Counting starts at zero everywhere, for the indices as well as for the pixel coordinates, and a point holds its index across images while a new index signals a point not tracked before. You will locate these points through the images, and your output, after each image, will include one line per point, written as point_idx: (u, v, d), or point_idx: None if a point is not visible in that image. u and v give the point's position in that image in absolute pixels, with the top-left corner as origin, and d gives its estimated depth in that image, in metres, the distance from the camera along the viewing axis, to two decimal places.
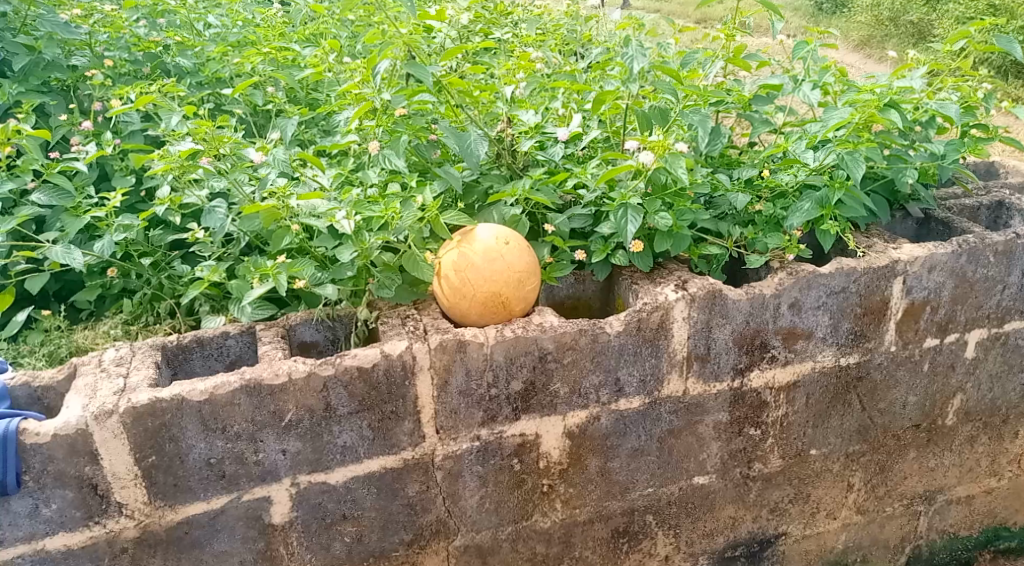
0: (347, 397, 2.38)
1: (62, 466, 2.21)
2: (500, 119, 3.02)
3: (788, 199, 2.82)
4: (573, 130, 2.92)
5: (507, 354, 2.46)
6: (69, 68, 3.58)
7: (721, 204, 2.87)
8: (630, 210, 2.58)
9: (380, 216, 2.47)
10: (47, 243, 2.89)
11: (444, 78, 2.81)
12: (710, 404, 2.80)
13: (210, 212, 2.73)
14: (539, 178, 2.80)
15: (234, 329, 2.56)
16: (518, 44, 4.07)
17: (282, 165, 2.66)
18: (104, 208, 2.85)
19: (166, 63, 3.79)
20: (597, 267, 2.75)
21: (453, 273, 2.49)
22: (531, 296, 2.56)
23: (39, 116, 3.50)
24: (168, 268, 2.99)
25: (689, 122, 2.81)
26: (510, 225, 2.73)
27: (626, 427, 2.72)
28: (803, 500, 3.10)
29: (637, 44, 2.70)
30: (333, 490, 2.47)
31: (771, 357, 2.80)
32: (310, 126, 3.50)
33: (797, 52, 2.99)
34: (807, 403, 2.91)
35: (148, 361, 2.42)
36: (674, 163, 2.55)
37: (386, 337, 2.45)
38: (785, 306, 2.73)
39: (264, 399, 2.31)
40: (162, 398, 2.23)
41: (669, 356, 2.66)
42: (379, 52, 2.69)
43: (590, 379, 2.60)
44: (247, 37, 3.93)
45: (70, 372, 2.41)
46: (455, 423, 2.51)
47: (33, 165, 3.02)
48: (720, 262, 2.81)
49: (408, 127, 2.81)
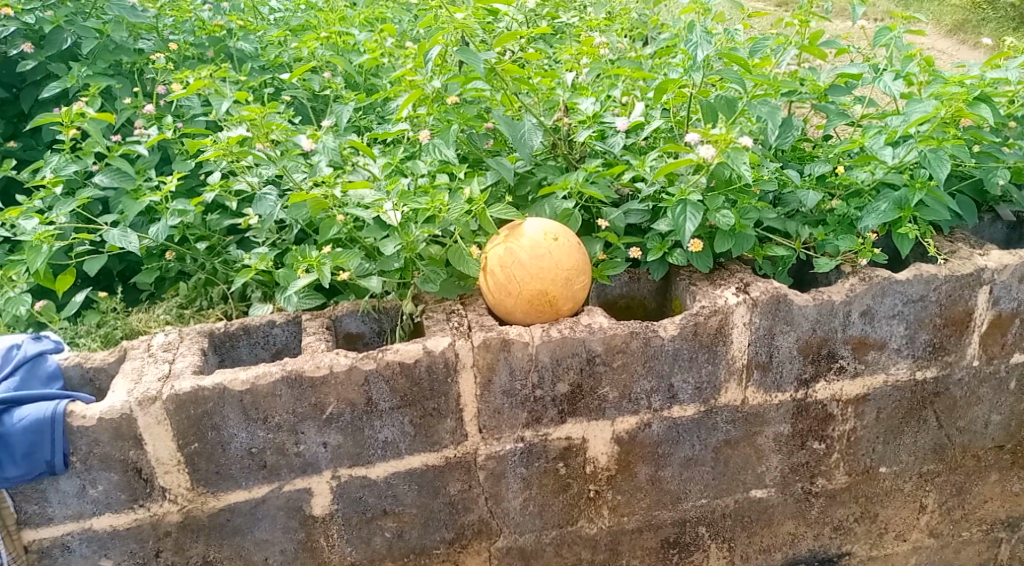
0: (389, 392, 2.32)
1: (107, 450, 2.20)
2: (558, 107, 2.95)
3: (862, 199, 2.63)
4: (634, 120, 2.79)
5: (553, 354, 2.37)
6: (136, 51, 3.63)
7: (790, 202, 2.69)
8: (689, 207, 2.43)
9: (427, 209, 2.40)
10: (106, 225, 2.93)
11: (500, 65, 2.69)
12: (771, 415, 2.65)
13: (261, 199, 2.67)
14: (594, 170, 2.69)
15: (280, 318, 2.53)
16: (584, 30, 3.94)
17: (332, 153, 2.63)
18: (160, 192, 2.87)
19: (229, 47, 3.80)
20: (653, 266, 2.62)
21: (499, 270, 2.41)
22: (580, 294, 2.46)
23: (106, 98, 3.57)
24: (223, 253, 3.00)
25: (756, 113, 2.64)
26: (561, 220, 2.63)
27: (679, 435, 2.60)
28: (870, 520, 2.92)
29: (702, 30, 2.56)
30: (374, 485, 2.42)
31: (839, 367, 2.63)
32: (368, 111, 3.47)
33: (879, 39, 2.79)
34: (877, 417, 2.73)
35: (194, 348, 2.41)
36: (737, 159, 2.37)
37: (430, 332, 2.38)
38: (856, 314, 2.55)
39: (305, 391, 2.26)
40: (204, 386, 2.20)
41: (728, 363, 2.53)
42: (432, 38, 2.62)
43: (642, 384, 2.48)
44: (310, 21, 3.92)
45: (119, 355, 2.42)
46: (498, 423, 2.43)
47: (96, 148, 3.06)
48: (787, 264, 2.62)
49: (459, 115, 2.76)
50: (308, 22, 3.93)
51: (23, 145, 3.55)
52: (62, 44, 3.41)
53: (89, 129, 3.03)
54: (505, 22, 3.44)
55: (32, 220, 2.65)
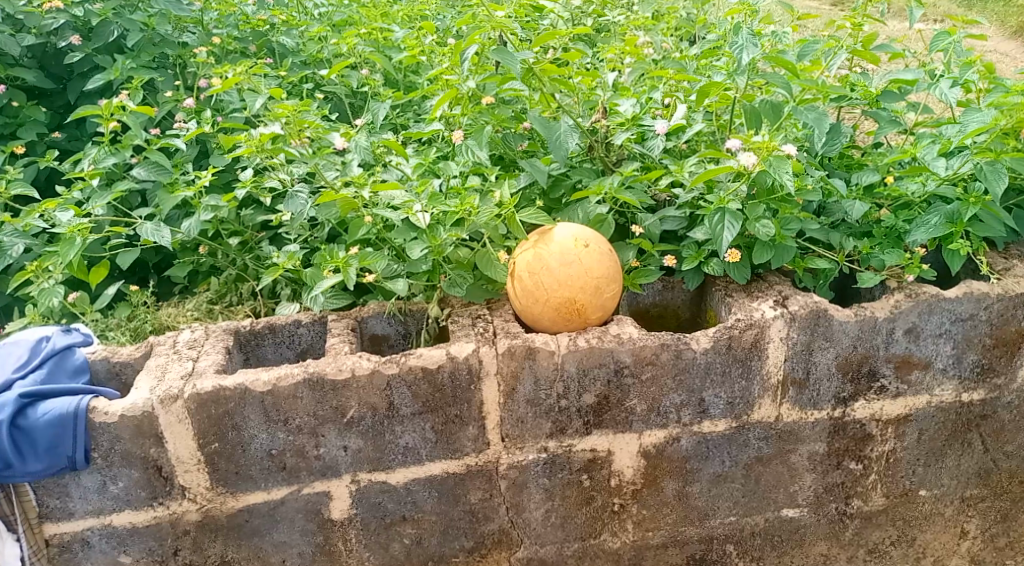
0: (411, 398, 2.28)
1: (128, 446, 2.20)
2: (597, 108, 2.88)
3: (911, 212, 2.51)
4: (674, 123, 2.70)
5: (580, 364, 2.31)
6: (179, 45, 3.65)
7: (834, 212, 2.59)
8: (728, 216, 2.35)
9: (456, 212, 2.35)
10: (141, 219, 2.94)
11: (537, 65, 2.62)
12: (806, 433, 2.55)
13: (292, 196, 2.62)
14: (630, 175, 2.61)
15: (306, 317, 2.51)
16: (628, 28, 3.85)
17: (364, 152, 2.63)
18: (194, 187, 2.86)
19: (271, 42, 3.81)
20: (688, 276, 2.53)
21: (527, 275, 2.33)
22: (610, 304, 2.38)
23: (148, 91, 3.59)
24: (255, 249, 3.00)
25: (803, 120, 2.55)
26: (594, 225, 2.57)
27: (709, 450, 2.52)
28: (907, 544, 2.81)
29: (748, 32, 2.45)
30: (394, 491, 2.40)
31: (880, 387, 2.51)
32: (406, 109, 3.45)
33: (937, 43, 2.66)
34: (919, 439, 2.62)
35: (219, 346, 2.40)
36: (779, 167, 2.27)
37: (455, 337, 2.33)
38: (900, 332, 2.44)
39: (326, 394, 2.23)
40: (226, 386, 2.19)
41: (763, 379, 2.43)
42: (468, 36, 2.55)
43: (671, 398, 2.41)
44: (352, 17, 3.90)
45: (146, 350, 2.43)
46: (521, 432, 2.38)
47: (134, 141, 3.07)
48: (829, 278, 2.51)
49: (493, 116, 2.70)
50: (351, 18, 3.91)
51: (67, 136, 3.58)
52: (109, 36, 3.40)
53: (129, 122, 3.05)
54: (547, 20, 3.37)
55: (67, 213, 2.66)
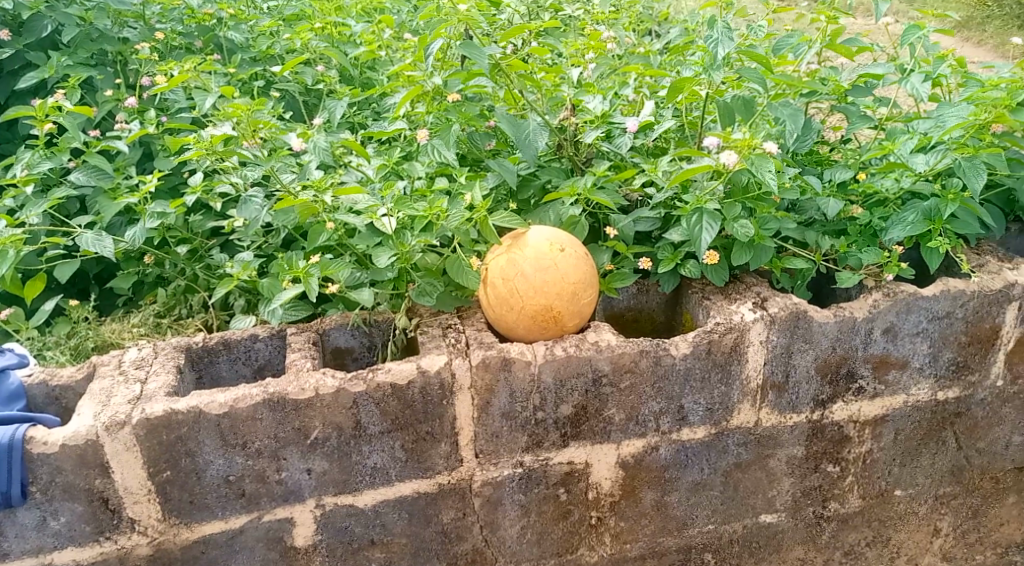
0: (379, 416, 2.15)
1: (70, 479, 2.03)
2: (563, 105, 2.81)
3: (887, 209, 2.46)
4: (643, 120, 2.64)
5: (557, 375, 2.21)
6: (119, 41, 3.44)
7: (807, 210, 2.52)
8: (706, 216, 2.27)
9: (424, 215, 2.23)
10: (80, 228, 2.74)
11: (505, 61, 2.53)
12: (785, 437, 2.48)
13: (247, 201, 2.45)
14: (603, 175, 2.52)
15: (263, 331, 2.35)
16: (589, 22, 3.76)
17: (324, 153, 2.44)
18: (139, 193, 2.68)
19: (218, 37, 3.61)
20: (664, 278, 2.45)
21: (501, 282, 2.23)
22: (587, 310, 2.28)
23: (86, 89, 3.37)
24: (206, 257, 2.82)
25: (777, 115, 2.48)
26: (567, 227, 2.48)
27: (688, 458, 2.44)
28: (882, 544, 2.76)
29: (723, 26, 2.38)
30: (361, 514, 2.26)
31: (858, 388, 2.47)
32: (364, 106, 3.31)
33: (907, 37, 2.63)
34: (895, 439, 2.57)
35: (170, 365, 2.22)
36: (761, 165, 2.20)
37: (424, 350, 2.21)
38: (878, 332, 2.39)
39: (288, 414, 2.09)
40: (178, 410, 2.03)
41: (742, 384, 2.37)
42: (434, 30, 2.42)
43: (650, 406, 2.32)
44: (304, 11, 3.73)
45: (89, 372, 2.24)
46: (496, 448, 2.27)
47: (72, 144, 2.87)
48: (807, 278, 2.45)
49: (460, 115, 2.57)
50: (302, 12, 3.74)
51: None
52: (42, 31, 3.21)
53: (65, 124, 2.84)
54: (510, 14, 3.26)
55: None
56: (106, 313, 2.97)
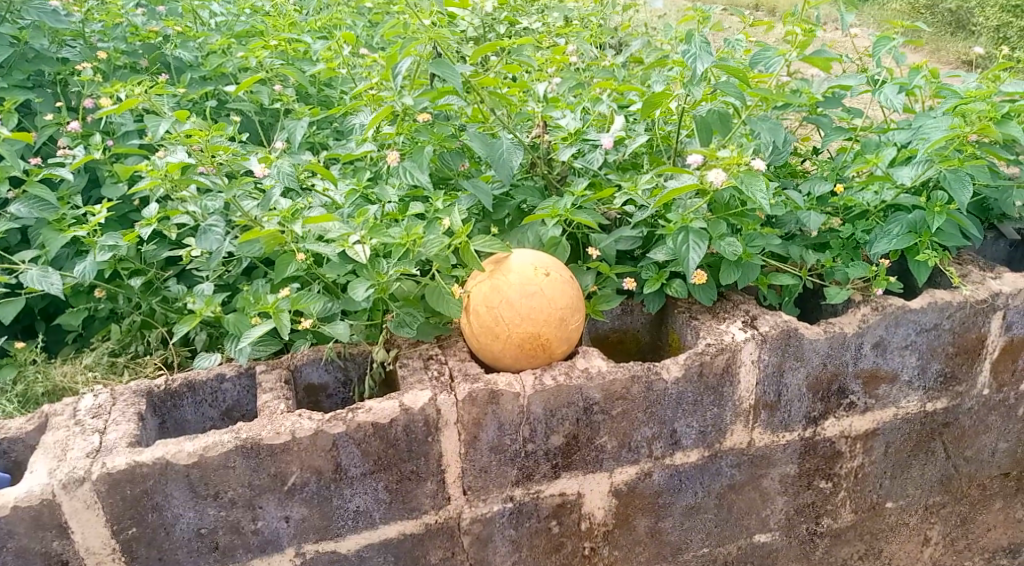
0: (361, 457, 2.02)
1: (24, 542, 1.85)
2: (535, 122, 2.73)
3: (869, 221, 2.42)
4: (617, 135, 2.58)
5: (547, 405, 2.11)
6: (58, 61, 3.26)
7: (787, 223, 2.47)
8: (692, 235, 2.19)
9: (400, 243, 2.12)
10: (23, 263, 2.55)
11: (474, 77, 2.51)
12: (778, 456, 2.42)
13: (205, 231, 2.29)
14: (582, 193, 2.43)
15: (231, 370, 2.20)
16: (549, 35, 3.71)
17: (289, 179, 2.28)
18: (87, 225, 2.49)
19: (165, 56, 3.44)
20: (649, 299, 2.38)
21: (484, 310, 2.12)
22: (575, 335, 2.19)
23: (23, 114, 3.18)
24: (163, 289, 2.65)
25: (756, 130, 2.43)
26: (549, 248, 2.38)
27: (682, 482, 2.36)
28: (874, 557, 2.71)
29: (701, 40, 2.32)
30: (344, 560, 2.12)
31: (849, 403, 2.42)
32: (324, 125, 3.18)
33: (878, 49, 2.60)
34: (886, 452, 2.53)
35: (130, 413, 2.05)
36: (751, 184, 2.14)
37: (407, 384, 2.09)
38: (868, 346, 2.35)
39: (263, 460, 1.94)
40: (142, 462, 1.86)
41: (735, 405, 2.30)
42: (403, 48, 2.31)
43: (642, 432, 2.24)
44: (255, 27, 3.58)
45: (40, 422, 2.06)
46: (484, 483, 2.15)
47: (11, 173, 2.69)
48: (793, 294, 2.40)
49: (432, 136, 2.43)
50: (255, 28, 3.58)
51: None
52: None
53: (3, 152, 2.66)
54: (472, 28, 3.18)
55: None
56: (54, 353, 2.78)
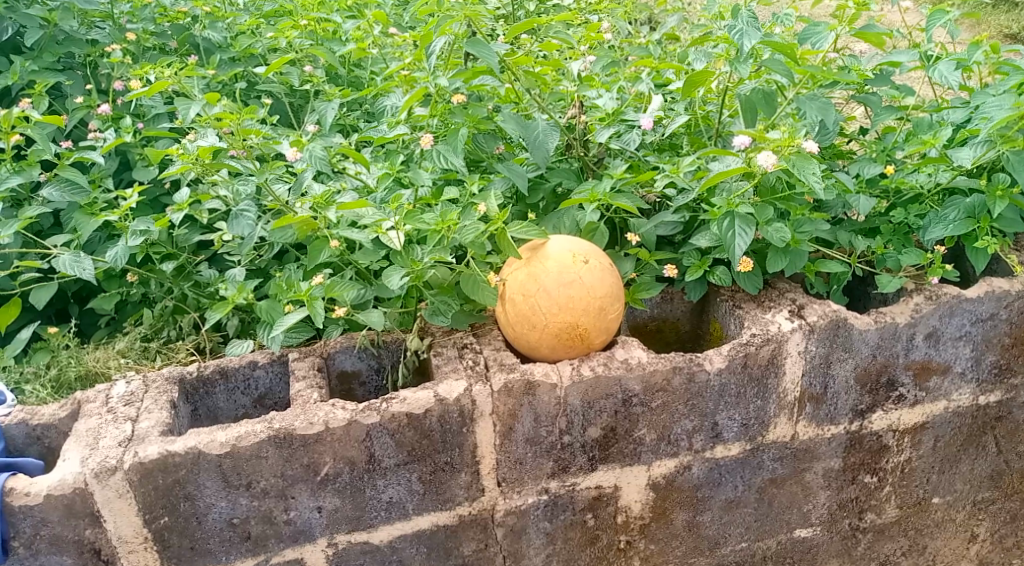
0: (394, 448, 1.98)
1: (58, 530, 1.84)
2: (571, 102, 2.65)
3: (923, 206, 2.30)
4: (656, 115, 2.50)
5: (585, 397, 2.04)
6: (88, 42, 3.24)
7: (834, 207, 2.36)
8: (738, 220, 2.10)
9: (435, 229, 2.06)
10: (55, 248, 2.53)
11: (509, 57, 2.42)
12: (822, 449, 2.34)
13: (237, 217, 2.25)
14: (621, 177, 2.35)
15: (263, 358, 2.16)
16: (582, 13, 3.61)
17: (322, 162, 2.23)
18: (118, 209, 2.48)
19: (194, 37, 3.41)
20: (691, 287, 2.30)
21: (520, 298, 2.06)
22: (614, 324, 2.12)
23: (55, 97, 3.17)
24: (194, 274, 2.64)
25: (804, 110, 2.32)
26: (586, 234, 2.31)
27: (721, 476, 2.29)
28: (918, 553, 2.62)
29: (748, 15, 2.21)
30: (377, 551, 2.09)
31: (898, 396, 2.33)
32: (354, 107, 3.13)
33: (932, 25, 2.42)
34: (934, 446, 2.44)
35: (162, 400, 2.03)
36: (803, 168, 2.05)
37: (441, 374, 2.03)
38: (920, 337, 2.25)
39: (296, 450, 1.90)
40: (175, 452, 1.83)
41: (779, 397, 2.22)
42: (437, 27, 2.22)
43: (683, 424, 2.17)
44: (284, 7, 3.53)
45: (73, 409, 2.05)
46: (519, 475, 2.10)
47: (43, 157, 2.67)
48: (842, 282, 2.29)
49: (468, 117, 2.35)
50: (284, 7, 3.52)
51: None
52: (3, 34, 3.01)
53: (35, 135, 2.64)
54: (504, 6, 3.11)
55: None
56: (87, 334, 2.78)
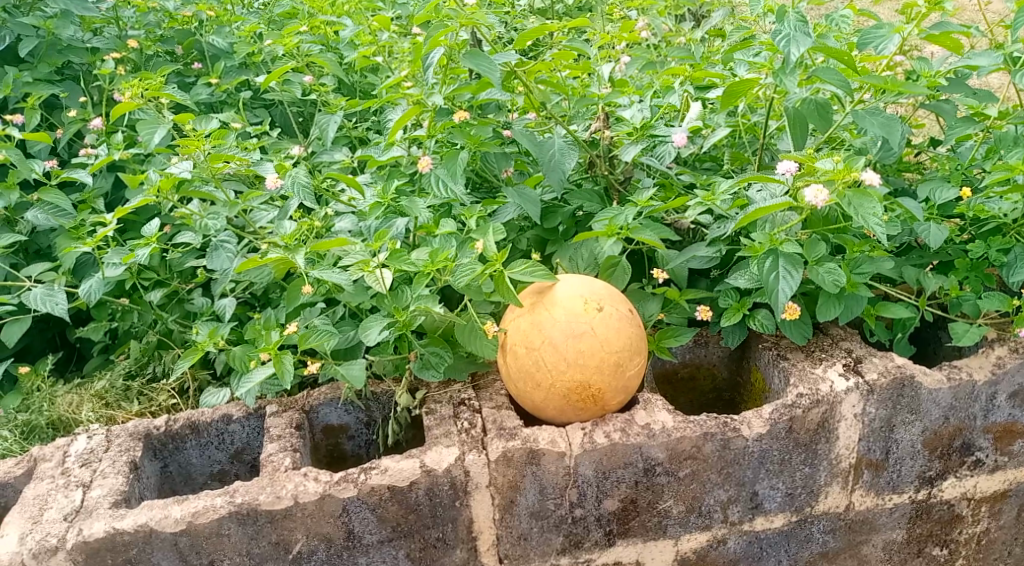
0: (377, 523, 1.72)
1: None
2: (596, 115, 2.35)
3: (1006, 238, 1.94)
4: (692, 128, 2.18)
5: (599, 467, 1.76)
6: (88, 50, 3.03)
7: (899, 237, 2.03)
8: (782, 260, 1.78)
9: (425, 271, 1.79)
10: (28, 281, 2.32)
11: (521, 67, 2.12)
12: (883, 521, 1.99)
13: (216, 249, 2.05)
14: (647, 204, 2.03)
15: (238, 411, 1.92)
16: (618, 8, 3.27)
17: (305, 191, 1.99)
18: (93, 237, 2.20)
19: (201, 42, 3.18)
20: (728, 332, 1.98)
21: (523, 351, 1.78)
22: (634, 382, 1.82)
23: (52, 109, 2.97)
24: (188, 301, 2.38)
25: (864, 127, 1.96)
26: (605, 270, 2.01)
27: (762, 551, 1.96)
28: None
29: (795, 17, 1.86)
30: None
31: (974, 462, 1.98)
32: (362, 118, 2.87)
33: (1019, 22, 2.03)
34: (1018, 516, 2.08)
35: (121, 461, 1.81)
36: (861, 205, 1.71)
37: (431, 438, 1.77)
38: (1002, 396, 1.92)
39: (262, 527, 1.66)
40: (123, 529, 1.61)
41: (831, 464, 1.89)
42: (430, 38, 1.93)
43: (715, 495, 1.86)
44: (297, 8, 3.27)
45: (28, 467, 1.85)
46: (524, 551, 1.82)
47: (23, 177, 2.47)
48: (908, 329, 1.96)
49: (469, 138, 2.06)
50: (296, 8, 3.27)
51: None
52: None
53: (13, 156, 2.45)
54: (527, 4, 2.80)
55: None
56: (88, 356, 2.61)
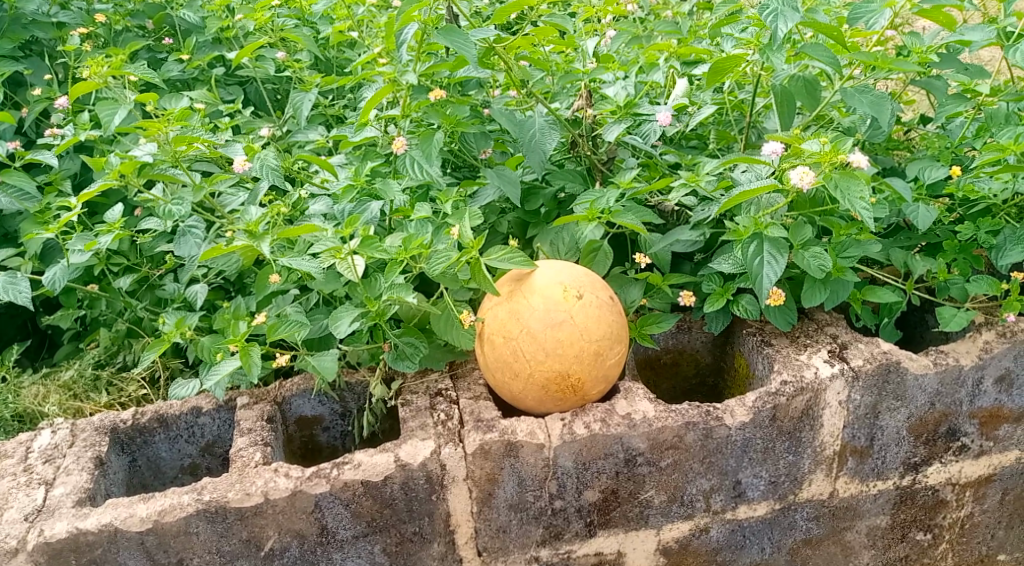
0: (351, 518, 1.67)
1: None
2: (578, 92, 2.27)
3: (996, 220, 1.90)
4: (676, 107, 2.11)
5: (578, 459, 1.72)
6: (54, 25, 2.92)
7: (887, 218, 1.98)
8: (767, 245, 1.72)
9: (398, 258, 1.72)
10: None
11: (500, 44, 2.03)
12: (867, 506, 1.96)
13: (184, 234, 1.98)
14: (629, 185, 1.97)
15: (208, 403, 1.87)
16: None
17: (275, 173, 1.92)
18: (57, 222, 2.11)
19: (171, 16, 3.07)
20: (711, 318, 1.93)
21: (500, 341, 1.73)
22: (614, 370, 1.77)
23: (17, 87, 2.87)
24: (159, 287, 2.30)
25: (853, 105, 1.90)
26: (586, 255, 1.95)
27: (745, 538, 1.93)
28: None
29: None
30: None
31: (959, 447, 1.95)
32: (340, 95, 2.78)
33: None
34: (1002, 500, 2.05)
35: (86, 457, 1.75)
36: (848, 187, 1.65)
37: (406, 431, 1.73)
38: (989, 381, 1.88)
39: (231, 525, 1.62)
40: (86, 529, 1.56)
41: (815, 451, 1.86)
42: (403, 14, 1.84)
43: (698, 484, 1.82)
44: None
45: None
46: (503, 544, 1.78)
47: None
48: (895, 314, 1.92)
49: (444, 118, 1.99)
50: None
51: None
52: None
53: None
54: None
55: None
56: (59, 342, 2.55)
